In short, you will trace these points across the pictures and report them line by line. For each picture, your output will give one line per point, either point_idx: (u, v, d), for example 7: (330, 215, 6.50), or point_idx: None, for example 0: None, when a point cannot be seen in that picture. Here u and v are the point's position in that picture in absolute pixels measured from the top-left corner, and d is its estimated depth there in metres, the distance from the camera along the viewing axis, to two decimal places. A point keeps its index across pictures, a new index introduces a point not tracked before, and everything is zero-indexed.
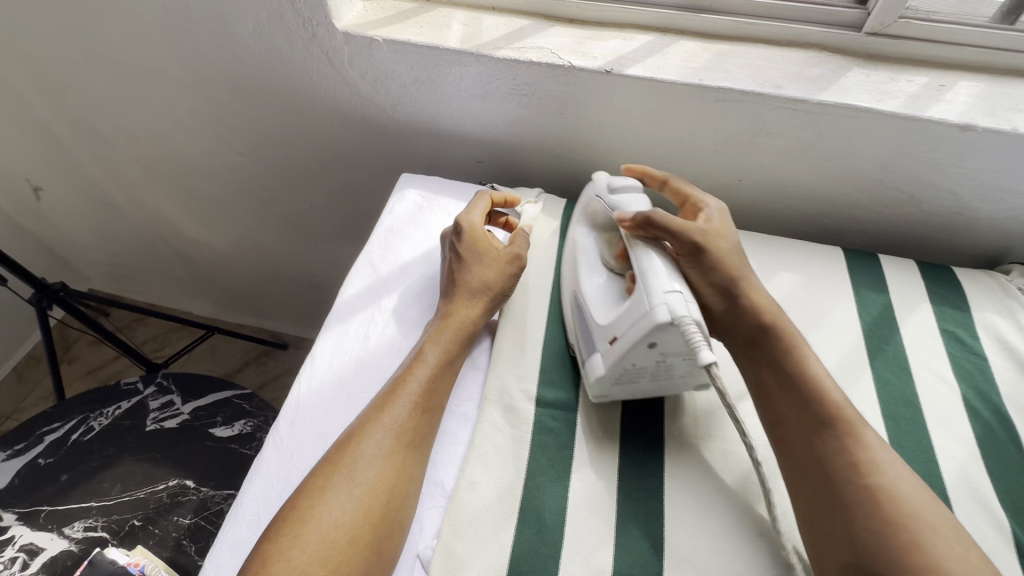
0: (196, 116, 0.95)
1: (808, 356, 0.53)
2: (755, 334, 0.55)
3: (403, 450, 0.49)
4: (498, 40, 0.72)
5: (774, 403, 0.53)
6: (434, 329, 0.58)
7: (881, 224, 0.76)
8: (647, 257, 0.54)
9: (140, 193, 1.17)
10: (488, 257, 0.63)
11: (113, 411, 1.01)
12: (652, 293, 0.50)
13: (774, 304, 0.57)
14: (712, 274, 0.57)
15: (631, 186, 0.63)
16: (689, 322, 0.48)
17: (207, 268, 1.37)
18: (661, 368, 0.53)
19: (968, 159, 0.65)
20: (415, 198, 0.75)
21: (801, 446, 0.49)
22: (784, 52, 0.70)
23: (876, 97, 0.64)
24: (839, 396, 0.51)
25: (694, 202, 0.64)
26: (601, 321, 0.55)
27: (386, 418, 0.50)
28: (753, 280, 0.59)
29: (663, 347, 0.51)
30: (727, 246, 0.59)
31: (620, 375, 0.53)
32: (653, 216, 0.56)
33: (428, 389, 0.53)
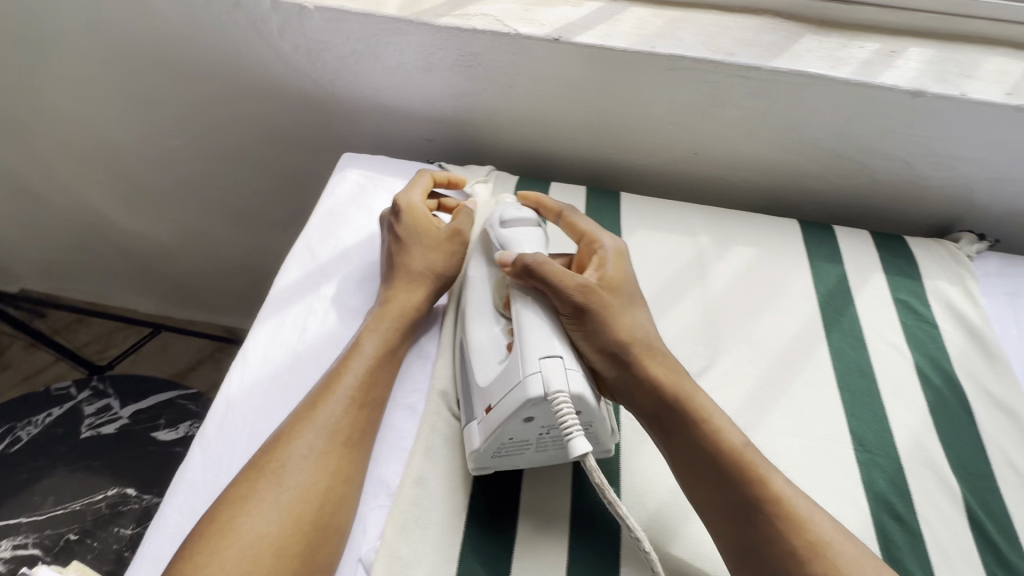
0: (118, 94, 0.87)
1: (721, 424, 0.47)
2: (658, 408, 0.49)
3: (339, 450, 0.46)
4: (440, 7, 0.68)
5: (694, 486, 0.46)
6: (374, 316, 0.54)
7: (835, 196, 0.75)
8: (528, 313, 0.49)
9: (64, 182, 1.08)
10: (428, 237, 0.59)
11: (42, 419, 0.93)
12: (527, 360, 0.45)
13: (670, 358, 0.51)
14: (600, 336, 0.49)
15: (524, 219, 0.57)
16: (562, 398, 0.43)
17: (148, 262, 1.29)
18: (545, 441, 0.47)
19: (919, 126, 0.65)
20: (357, 178, 0.70)
21: (733, 539, 0.43)
22: (737, 19, 0.68)
23: (829, 63, 0.63)
24: (762, 464, 0.45)
25: (590, 238, 0.58)
26: (480, 383, 0.49)
27: (319, 416, 0.47)
28: (651, 336, 0.52)
29: (540, 421, 0.45)
30: (618, 300, 0.52)
31: (500, 449, 0.47)
32: (531, 264, 0.50)
33: (368, 382, 0.50)
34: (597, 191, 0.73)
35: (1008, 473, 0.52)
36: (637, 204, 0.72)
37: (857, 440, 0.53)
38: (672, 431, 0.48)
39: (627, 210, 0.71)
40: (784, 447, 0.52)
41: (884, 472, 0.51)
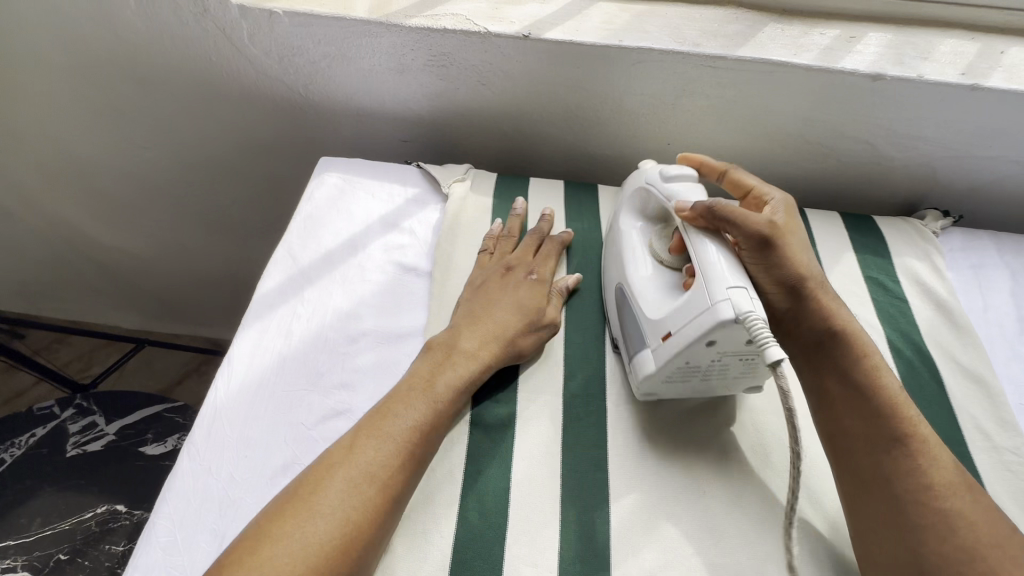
0: (87, 108, 0.85)
1: (881, 366, 0.50)
2: (822, 340, 0.52)
3: (375, 495, 0.42)
4: (409, 8, 0.68)
5: (839, 415, 0.50)
6: (473, 364, 0.51)
7: (805, 180, 0.78)
8: (705, 249, 0.50)
9: (36, 200, 1.06)
10: (530, 300, 0.57)
11: (25, 440, 0.91)
12: (714, 288, 0.46)
13: (844, 305, 0.54)
14: (775, 267, 0.52)
15: (687, 174, 0.58)
16: (756, 320, 0.44)
17: (128, 277, 1.27)
18: (713, 369, 0.49)
19: (881, 108, 0.67)
20: (335, 182, 0.70)
21: (865, 459, 0.47)
22: (701, 10, 0.70)
23: (791, 51, 0.65)
24: (912, 409, 0.48)
25: (757, 193, 0.59)
26: (651, 314, 0.51)
27: (359, 457, 0.43)
28: (825, 280, 0.54)
29: (720, 346, 0.47)
30: (797, 243, 0.54)
31: (671, 374, 0.50)
32: (715, 207, 0.51)
33: (425, 427, 0.46)
34: (575, 185, 0.75)
35: (978, 438, 0.54)
36: (615, 196, 0.73)
37: None
38: (829, 361, 0.52)
39: (606, 201, 0.72)
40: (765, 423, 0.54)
41: None
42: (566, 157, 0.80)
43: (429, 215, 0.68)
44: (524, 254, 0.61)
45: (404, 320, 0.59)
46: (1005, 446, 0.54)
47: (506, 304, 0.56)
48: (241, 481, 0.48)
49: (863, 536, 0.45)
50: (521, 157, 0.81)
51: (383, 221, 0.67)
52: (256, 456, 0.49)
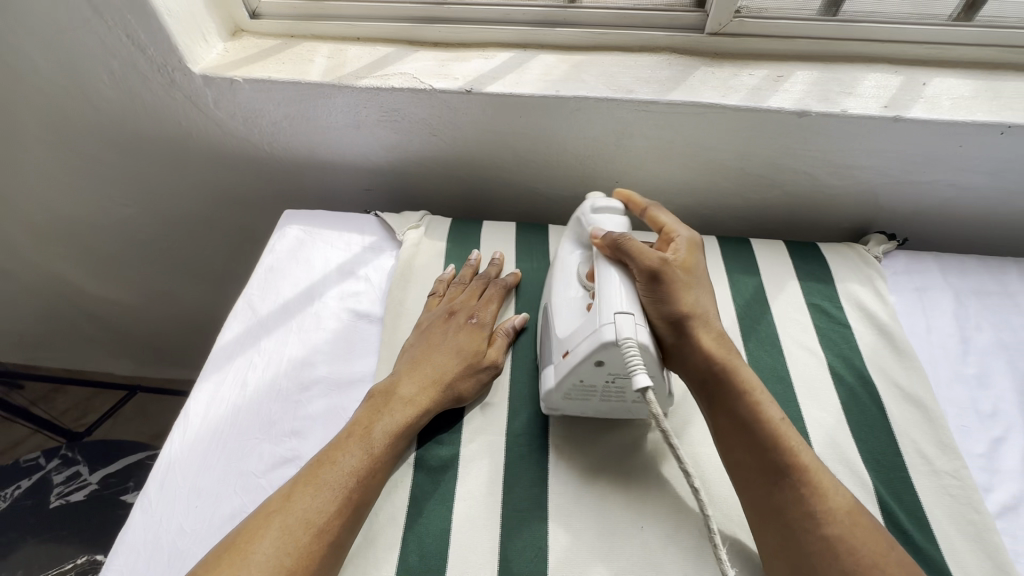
0: (69, 171, 0.90)
1: (764, 401, 0.51)
2: (708, 376, 0.52)
3: (310, 541, 0.44)
4: (361, 70, 0.73)
5: (732, 447, 0.50)
6: (411, 408, 0.53)
7: (752, 209, 0.80)
8: (607, 272, 0.53)
9: (27, 257, 1.10)
10: (471, 342, 0.60)
11: (10, 492, 0.93)
12: (603, 312, 0.50)
13: (726, 337, 0.55)
14: (665, 307, 0.52)
15: (614, 208, 0.61)
16: (631, 345, 0.46)
17: (118, 326, 1.31)
18: (610, 390, 0.52)
19: (813, 142, 0.69)
20: (296, 233, 0.74)
21: (761, 494, 0.48)
22: (637, 58, 0.74)
23: (720, 92, 0.68)
24: (794, 439, 0.49)
25: (668, 231, 0.60)
26: (559, 331, 0.55)
27: (296, 504, 0.45)
28: (711, 314, 0.55)
29: (611, 366, 0.49)
30: (687, 280, 0.55)
31: (571, 391, 0.53)
32: (620, 239, 0.54)
33: (357, 479, 0.48)
34: (527, 225, 0.78)
35: (918, 462, 0.55)
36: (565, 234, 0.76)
37: None
38: (718, 396, 0.52)
39: (555, 240, 0.75)
40: (704, 455, 0.55)
41: None
42: (521, 198, 0.84)
43: (384, 262, 0.71)
44: (476, 296, 0.64)
45: (355, 366, 0.61)
46: (944, 470, 0.54)
47: (449, 348, 0.59)
48: (191, 531, 0.49)
49: (765, 558, 0.47)
50: (479, 199, 0.85)
51: (339, 270, 0.70)
52: (206, 506, 0.51)
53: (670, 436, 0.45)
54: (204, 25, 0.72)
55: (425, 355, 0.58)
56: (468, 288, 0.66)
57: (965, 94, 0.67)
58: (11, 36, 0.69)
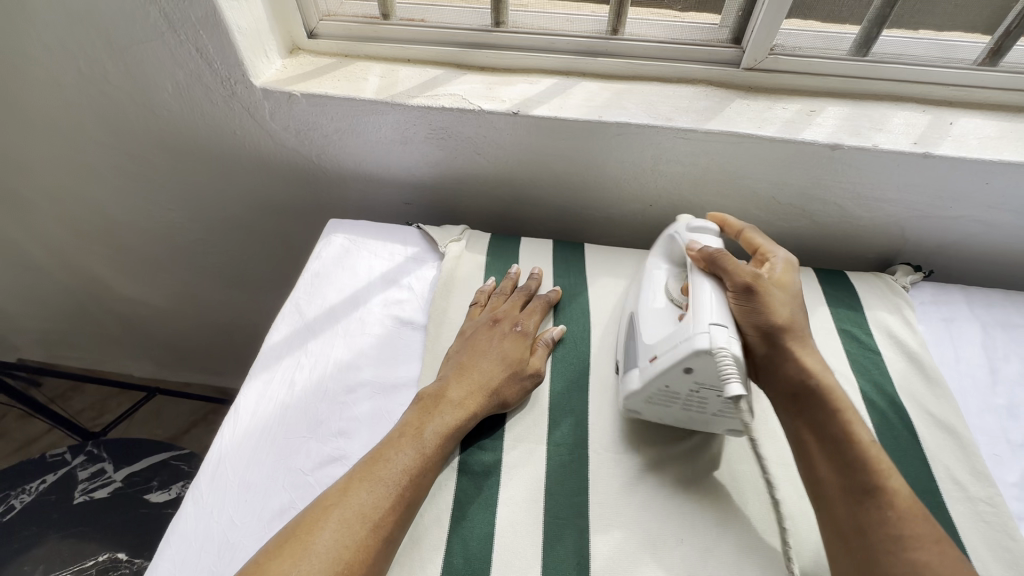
0: (121, 175, 0.94)
1: (855, 419, 0.51)
2: (800, 389, 0.53)
3: (367, 533, 0.45)
4: (412, 89, 0.76)
5: (816, 462, 0.50)
6: (457, 413, 0.55)
7: (780, 237, 0.83)
8: (699, 284, 0.55)
9: (68, 256, 1.14)
10: (516, 349, 0.62)
11: (36, 486, 0.94)
12: (698, 321, 0.51)
13: (821, 356, 0.55)
14: (758, 319, 0.54)
15: (709, 229, 0.63)
16: (725, 355, 0.49)
17: (146, 328, 1.33)
18: (692, 401, 0.53)
19: (844, 174, 0.72)
20: (341, 241, 0.77)
21: (844, 514, 0.47)
22: (675, 88, 0.77)
23: (756, 124, 0.71)
24: (883, 459, 0.49)
25: (763, 252, 0.63)
26: (647, 340, 0.57)
27: (356, 496, 0.47)
28: (804, 329, 0.56)
29: (698, 376, 0.51)
30: (782, 294, 0.57)
31: (652, 397, 0.54)
32: (715, 255, 0.57)
33: (411, 478, 0.49)
34: (564, 243, 0.80)
35: (953, 488, 0.56)
36: (600, 253, 0.78)
37: None
38: (809, 411, 0.52)
39: (591, 259, 0.77)
40: (742, 472, 0.56)
41: None
42: (557, 216, 0.87)
43: (426, 272, 0.74)
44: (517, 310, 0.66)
45: (398, 372, 0.63)
46: (979, 496, 0.55)
47: (492, 359, 0.60)
48: (241, 524, 0.50)
49: None
50: (516, 216, 0.88)
51: (383, 278, 0.73)
52: (256, 500, 0.52)
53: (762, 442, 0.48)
54: (267, 43, 0.77)
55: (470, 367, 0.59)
56: (510, 302, 0.67)
57: (990, 134, 0.70)
58: (86, 46, 0.73)
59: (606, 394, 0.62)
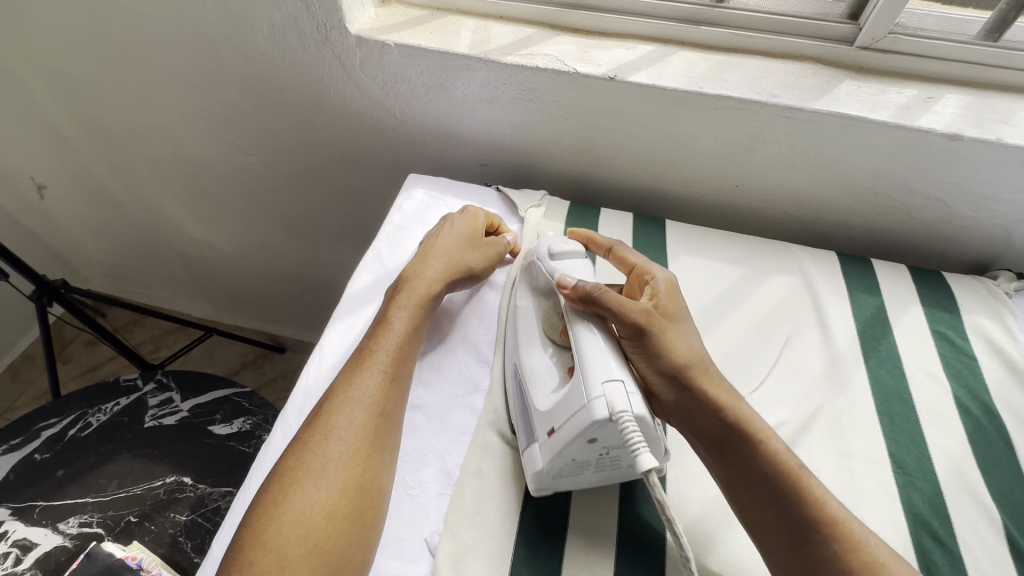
0: (205, 117, 0.96)
1: (779, 448, 0.49)
2: (716, 430, 0.51)
3: (374, 420, 0.51)
4: (506, 47, 0.75)
5: (746, 504, 0.48)
6: (409, 314, 0.59)
7: (871, 230, 0.79)
8: (589, 336, 0.52)
9: (144, 193, 1.19)
10: (473, 240, 0.67)
11: (111, 407, 1.00)
12: (591, 385, 0.47)
13: (723, 383, 0.54)
14: (661, 361, 0.53)
15: (573, 252, 0.61)
16: (627, 418, 0.45)
17: (208, 270, 1.38)
18: (605, 461, 0.49)
19: (957, 168, 0.68)
20: (421, 196, 0.77)
21: (789, 551, 0.45)
22: (780, 64, 0.73)
23: (867, 107, 0.67)
24: (817, 486, 0.47)
25: (640, 270, 0.61)
26: (540, 407, 0.51)
27: (356, 391, 0.52)
28: (709, 362, 0.54)
29: (603, 442, 0.47)
30: (674, 327, 0.55)
31: (562, 471, 0.49)
32: (593, 291, 0.53)
33: (395, 360, 0.55)
34: (643, 218, 0.78)
35: None
36: (681, 230, 0.76)
37: (894, 462, 0.55)
38: (727, 450, 0.50)
39: (673, 236, 0.75)
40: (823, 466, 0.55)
41: (923, 495, 0.53)
42: (634, 190, 0.84)
43: None
44: (469, 231, 0.67)
45: (476, 330, 0.64)
46: None
47: (435, 267, 0.63)
48: None
49: None
50: (592, 187, 0.86)
51: None
52: None
53: (673, 518, 0.45)
54: None
55: (408, 280, 0.62)
56: (455, 225, 0.67)
57: None
58: None
59: None
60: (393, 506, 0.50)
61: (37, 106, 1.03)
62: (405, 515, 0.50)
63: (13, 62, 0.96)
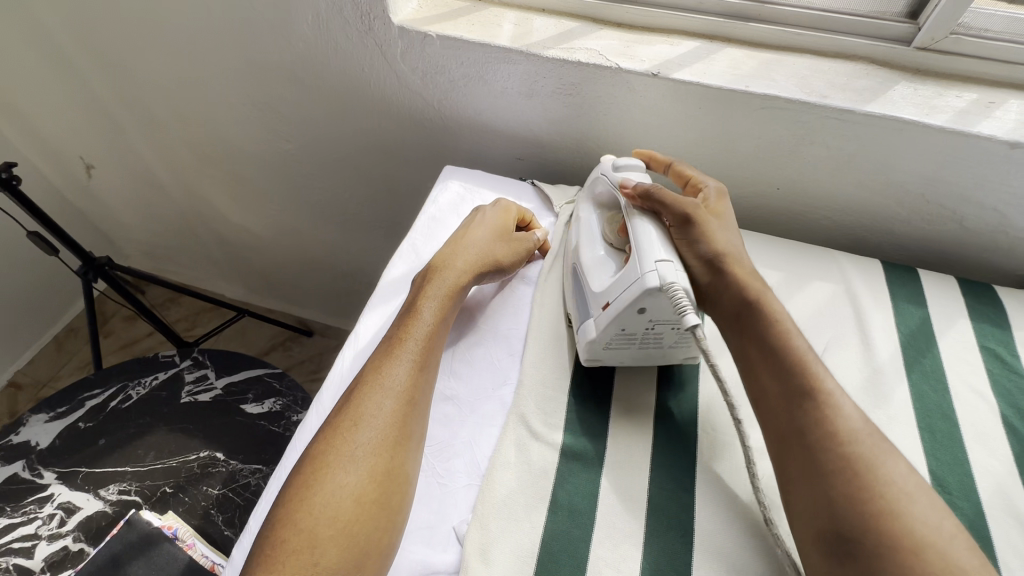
0: (247, 104, 0.98)
1: (792, 331, 0.53)
2: (739, 312, 0.55)
3: (402, 407, 0.52)
4: (547, 40, 0.74)
5: (759, 376, 0.52)
6: (438, 304, 0.59)
7: (918, 239, 0.76)
8: (643, 226, 0.57)
9: (186, 176, 1.22)
10: (503, 232, 0.67)
11: (150, 381, 1.04)
12: (645, 260, 0.53)
13: (757, 276, 0.57)
14: (699, 248, 0.57)
15: (636, 166, 0.65)
16: (678, 289, 0.51)
17: (243, 253, 1.42)
18: (649, 337, 0.56)
19: (1016, 177, 0.65)
20: (456, 188, 0.77)
21: (785, 417, 0.49)
22: (831, 64, 0.71)
23: (923, 110, 0.65)
24: (819, 368, 0.50)
25: (695, 181, 0.65)
26: (595, 287, 0.58)
27: (385, 378, 0.53)
28: (743, 254, 0.58)
29: (652, 314, 0.53)
30: (719, 223, 0.59)
31: (611, 340, 0.56)
32: (651, 189, 0.59)
33: (425, 348, 0.56)
34: None
35: None
36: None
37: (934, 481, 0.54)
38: (748, 331, 0.54)
39: None
40: None
41: (965, 515, 0.51)
42: None
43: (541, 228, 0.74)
44: (500, 225, 0.67)
45: (507, 324, 0.65)
46: None
47: (464, 257, 0.63)
48: None
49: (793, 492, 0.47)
50: None
51: None
52: None
53: (716, 365, 0.51)
54: None
55: (435, 266, 0.62)
56: (486, 217, 0.67)
57: None
58: None
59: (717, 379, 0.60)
60: (422, 494, 0.51)
61: (89, 89, 1.07)
62: (434, 503, 0.51)
63: (69, 45, 0.99)
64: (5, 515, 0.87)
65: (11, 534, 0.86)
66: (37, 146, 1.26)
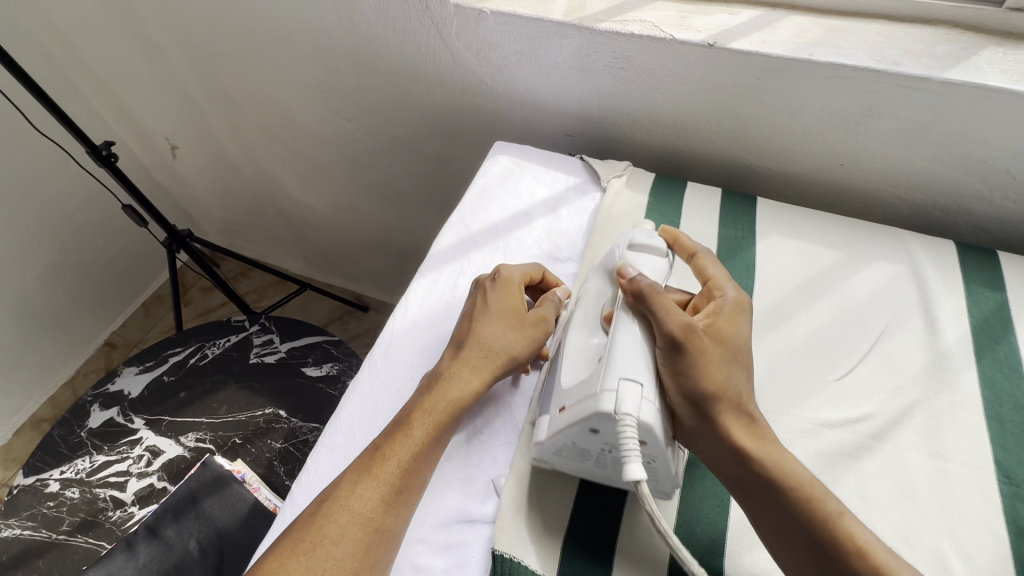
0: (313, 85, 1.04)
1: (821, 494, 0.44)
2: (740, 465, 0.46)
3: (366, 539, 0.46)
4: (601, 13, 0.74)
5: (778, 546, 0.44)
6: (433, 422, 0.52)
7: (1002, 220, 0.70)
8: (624, 331, 0.50)
9: (257, 155, 1.31)
10: (515, 318, 0.58)
11: (224, 342, 1.13)
12: (608, 376, 0.46)
13: (765, 425, 0.48)
14: (688, 382, 0.48)
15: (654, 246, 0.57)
16: (629, 422, 0.44)
17: (305, 229, 1.51)
18: (606, 458, 0.48)
19: None
20: (506, 163, 0.79)
21: None
22: (909, 28, 0.66)
23: (1012, 77, 0.59)
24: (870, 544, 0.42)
25: (712, 283, 0.55)
26: (561, 383, 0.52)
27: (355, 500, 0.48)
28: (746, 395, 0.49)
29: (606, 437, 0.46)
30: (720, 352, 0.49)
31: (561, 450, 0.49)
32: (646, 291, 0.50)
33: (408, 469, 0.50)
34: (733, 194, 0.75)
35: None
36: (773, 208, 0.72)
37: (1000, 471, 0.50)
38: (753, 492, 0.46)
39: (765, 213, 0.71)
40: (913, 464, 0.51)
41: None
42: (724, 167, 0.81)
43: (586, 204, 0.74)
44: (507, 308, 0.58)
45: None
46: None
47: (468, 360, 0.56)
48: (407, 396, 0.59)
49: None
50: (682, 161, 0.83)
51: (544, 204, 0.74)
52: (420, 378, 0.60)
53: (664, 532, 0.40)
54: None
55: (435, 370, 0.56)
56: (489, 300, 0.59)
57: None
58: None
59: (765, 357, 0.58)
60: (462, 450, 0.54)
61: (176, 75, 1.17)
62: (474, 457, 0.54)
63: (159, 34, 1.09)
64: (103, 453, 1.00)
65: (108, 469, 0.98)
66: (131, 126, 1.39)
